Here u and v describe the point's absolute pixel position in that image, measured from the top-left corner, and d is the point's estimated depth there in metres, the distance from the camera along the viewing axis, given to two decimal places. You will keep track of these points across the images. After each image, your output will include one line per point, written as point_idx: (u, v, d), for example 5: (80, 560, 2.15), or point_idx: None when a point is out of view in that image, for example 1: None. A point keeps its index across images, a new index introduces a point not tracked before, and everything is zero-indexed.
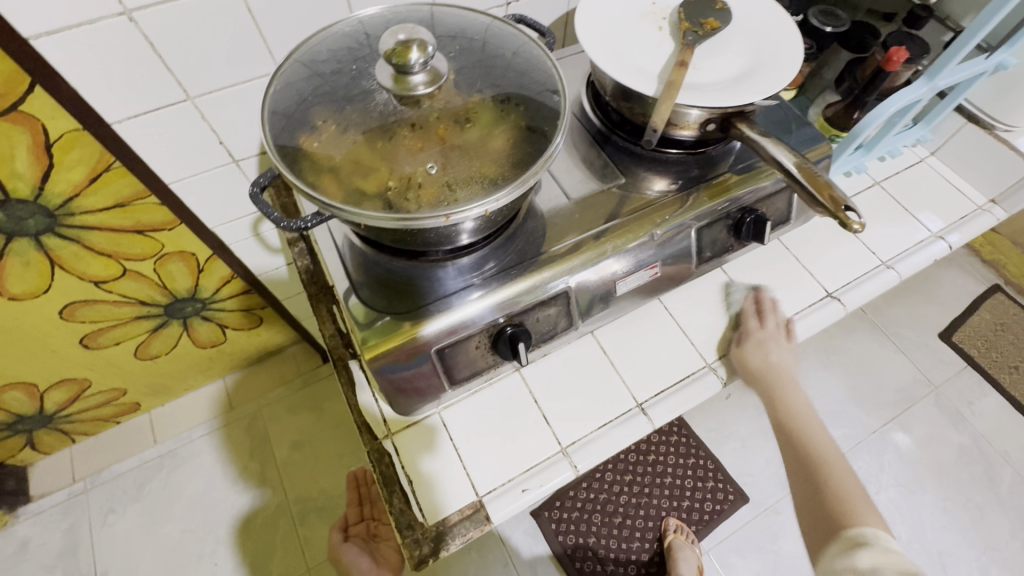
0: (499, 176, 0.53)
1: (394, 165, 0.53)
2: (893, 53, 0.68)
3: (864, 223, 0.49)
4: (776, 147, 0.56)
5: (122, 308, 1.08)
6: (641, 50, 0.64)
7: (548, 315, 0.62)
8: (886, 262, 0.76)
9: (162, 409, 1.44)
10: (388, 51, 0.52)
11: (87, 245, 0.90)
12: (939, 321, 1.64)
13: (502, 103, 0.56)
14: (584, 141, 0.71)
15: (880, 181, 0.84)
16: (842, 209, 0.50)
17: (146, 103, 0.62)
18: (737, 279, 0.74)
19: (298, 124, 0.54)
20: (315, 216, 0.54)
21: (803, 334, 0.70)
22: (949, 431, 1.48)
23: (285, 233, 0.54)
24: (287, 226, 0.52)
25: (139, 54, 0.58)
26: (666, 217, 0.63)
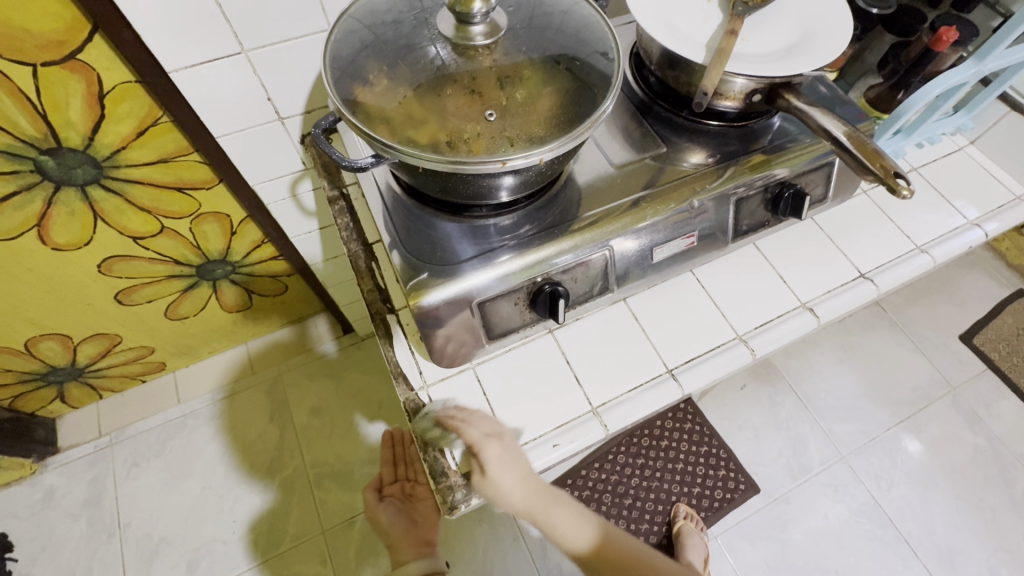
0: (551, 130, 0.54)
1: (448, 115, 0.54)
2: (942, 32, 0.68)
3: (914, 188, 0.50)
4: (824, 117, 0.56)
5: (157, 266, 1.10)
6: (688, 18, 0.64)
7: (586, 275, 0.63)
8: (920, 247, 0.76)
9: (187, 370, 1.48)
10: (452, 1, 0.55)
11: (129, 199, 0.93)
12: (960, 323, 1.64)
13: (555, 60, 0.57)
14: (626, 111, 0.72)
15: (918, 167, 0.83)
16: (891, 174, 0.51)
17: (201, 54, 0.64)
18: (770, 255, 0.74)
19: (356, 71, 0.55)
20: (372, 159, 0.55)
21: (835, 313, 0.70)
22: (965, 432, 1.48)
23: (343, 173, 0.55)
24: (344, 166, 0.54)
25: (200, 2, 0.59)
26: (704, 187, 0.64)
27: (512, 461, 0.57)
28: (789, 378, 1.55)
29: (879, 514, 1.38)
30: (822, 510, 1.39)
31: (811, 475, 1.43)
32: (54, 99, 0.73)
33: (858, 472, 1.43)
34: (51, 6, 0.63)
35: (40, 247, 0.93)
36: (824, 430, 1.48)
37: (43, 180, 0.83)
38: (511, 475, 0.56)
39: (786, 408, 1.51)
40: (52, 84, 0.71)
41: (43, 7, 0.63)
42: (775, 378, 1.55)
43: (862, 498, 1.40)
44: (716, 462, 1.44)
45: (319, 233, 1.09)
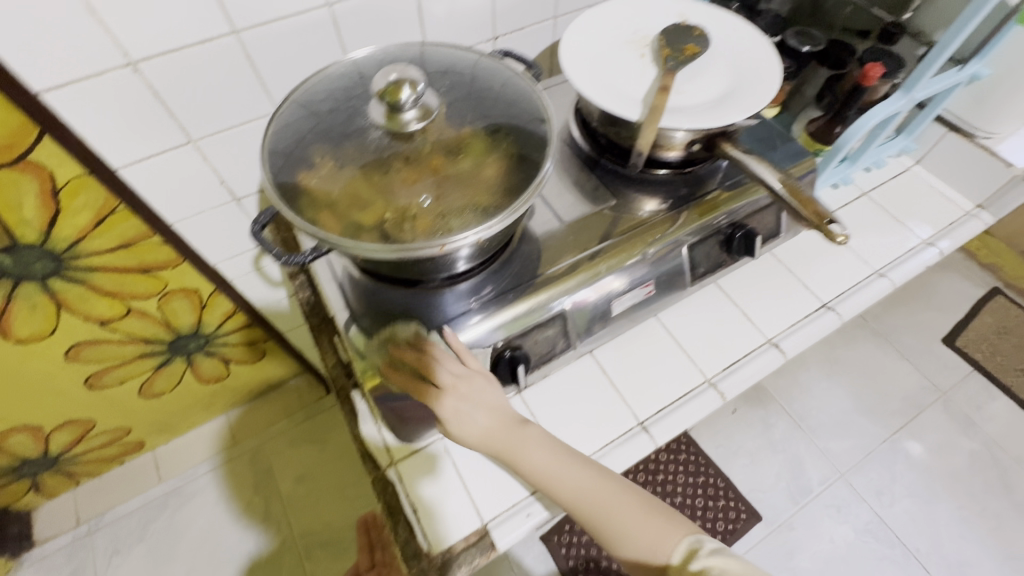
0: (491, 207, 0.56)
1: (391, 196, 0.55)
2: (868, 68, 0.70)
3: (848, 234, 0.50)
4: (759, 165, 0.58)
5: (127, 347, 1.09)
6: (625, 75, 0.66)
7: (546, 336, 0.62)
8: (879, 270, 0.77)
9: (167, 446, 1.44)
10: (381, 91, 0.55)
11: (93, 286, 0.92)
12: (941, 327, 1.66)
13: (493, 134, 0.60)
14: (575, 166, 0.73)
15: (867, 191, 0.85)
16: (825, 221, 0.51)
17: (149, 149, 0.64)
18: (733, 293, 0.74)
19: (298, 161, 0.57)
20: (314, 249, 0.55)
21: (801, 346, 0.70)
22: (960, 437, 1.48)
23: (286, 266, 0.55)
24: (288, 261, 0.54)
25: (143, 102, 0.59)
26: (657, 237, 0.65)
27: (482, 397, 0.55)
28: (779, 398, 1.54)
29: (885, 533, 1.36)
30: (827, 534, 1.36)
31: (811, 497, 1.40)
32: (7, 199, 0.73)
33: (859, 490, 1.41)
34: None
35: (2, 342, 0.92)
36: (820, 448, 1.46)
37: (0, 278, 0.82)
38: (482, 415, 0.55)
39: (779, 430, 1.49)
40: (4, 186, 0.71)
41: None
42: (765, 400, 1.54)
43: (866, 517, 1.37)
44: (714, 493, 1.41)
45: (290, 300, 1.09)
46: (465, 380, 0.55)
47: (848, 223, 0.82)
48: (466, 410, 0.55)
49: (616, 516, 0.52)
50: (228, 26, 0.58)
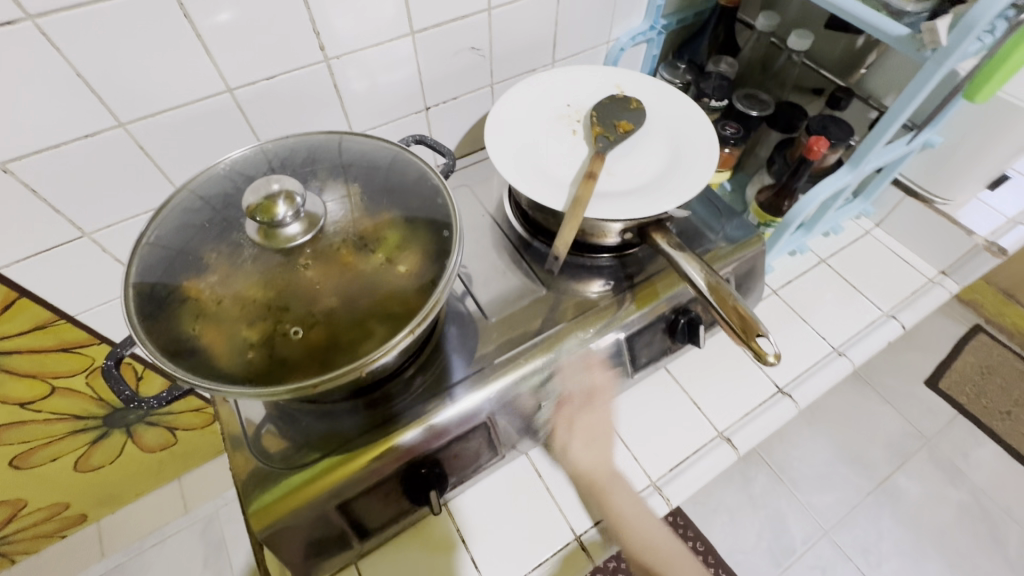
0: (394, 318, 0.51)
1: (285, 306, 0.50)
2: (814, 143, 0.64)
3: (778, 353, 0.47)
4: (689, 264, 0.54)
5: (55, 425, 1.02)
6: (552, 158, 0.62)
7: (468, 448, 0.56)
8: (837, 348, 0.72)
9: (113, 517, 1.35)
10: (252, 207, 0.48)
11: (8, 369, 0.86)
12: (924, 368, 1.61)
13: (405, 232, 0.55)
14: (507, 248, 0.68)
15: (826, 258, 0.81)
16: (755, 336, 0.47)
17: (36, 245, 0.58)
18: (682, 378, 0.69)
19: (186, 265, 0.52)
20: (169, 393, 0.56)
21: (754, 439, 0.65)
22: (948, 487, 1.42)
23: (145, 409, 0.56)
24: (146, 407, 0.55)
25: (20, 200, 0.54)
26: (592, 330, 0.59)
27: (596, 425, 0.60)
28: (759, 449, 1.48)
29: None
30: None
31: (795, 558, 1.33)
32: None
33: (845, 549, 1.34)
34: None
35: None
36: (803, 503, 1.40)
37: None
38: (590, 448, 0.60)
39: (759, 484, 1.43)
40: None
41: None
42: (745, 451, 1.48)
43: None
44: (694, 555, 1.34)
45: None
46: (598, 401, 0.60)
47: (806, 294, 0.77)
48: (579, 438, 0.60)
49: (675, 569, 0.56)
50: (111, 118, 0.53)
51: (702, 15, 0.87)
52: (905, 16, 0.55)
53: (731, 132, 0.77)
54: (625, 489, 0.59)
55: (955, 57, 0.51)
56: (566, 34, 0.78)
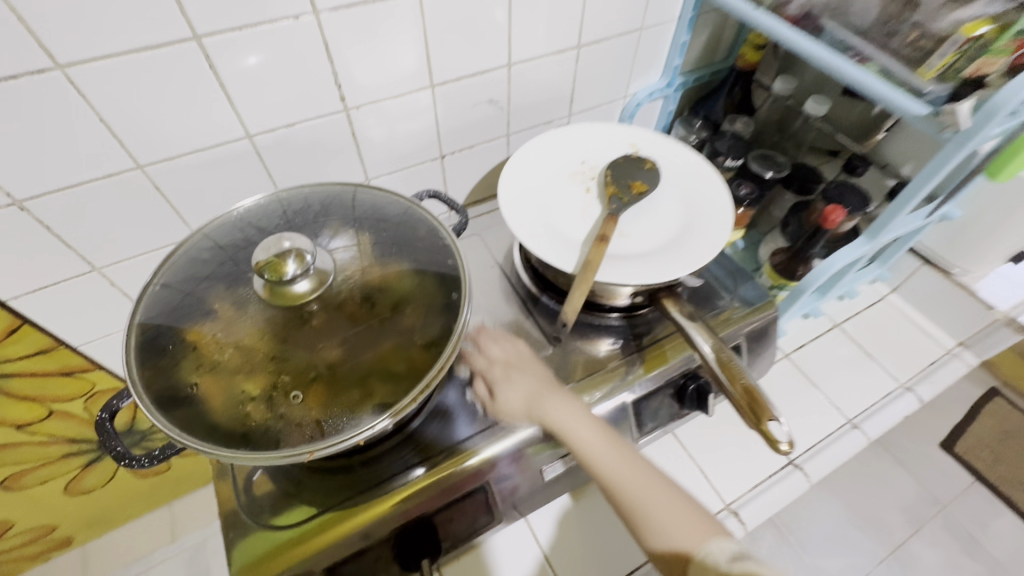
0: (391, 380, 0.50)
1: (286, 359, 0.49)
2: (828, 211, 0.65)
3: (791, 440, 0.45)
4: (702, 334, 0.52)
5: (49, 448, 1.01)
6: (565, 216, 0.62)
7: (464, 511, 0.55)
8: (851, 420, 0.69)
9: (100, 541, 1.33)
10: (262, 264, 0.48)
11: (7, 392, 0.86)
12: (940, 430, 1.56)
13: (413, 287, 0.54)
14: (515, 301, 0.67)
15: (840, 323, 0.79)
16: (767, 420, 0.45)
17: (45, 280, 0.59)
18: (689, 444, 0.66)
19: (190, 313, 0.51)
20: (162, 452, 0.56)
21: (763, 514, 0.62)
22: (964, 559, 1.36)
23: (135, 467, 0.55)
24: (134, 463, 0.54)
25: (33, 236, 0.54)
26: (600, 392, 0.58)
27: (518, 383, 0.55)
28: None
29: None
30: None
31: None
32: None
33: None
34: None
35: None
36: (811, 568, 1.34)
37: None
38: (514, 390, 0.55)
39: (766, 544, 1.37)
40: None
41: None
42: None
43: None
44: None
45: None
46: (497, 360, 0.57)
47: (819, 360, 0.75)
48: (511, 387, 0.55)
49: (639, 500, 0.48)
50: (132, 160, 0.54)
51: (718, 74, 0.88)
52: (925, 96, 0.54)
53: (745, 193, 0.77)
54: (564, 406, 0.53)
55: (977, 140, 0.50)
56: (583, 88, 0.79)
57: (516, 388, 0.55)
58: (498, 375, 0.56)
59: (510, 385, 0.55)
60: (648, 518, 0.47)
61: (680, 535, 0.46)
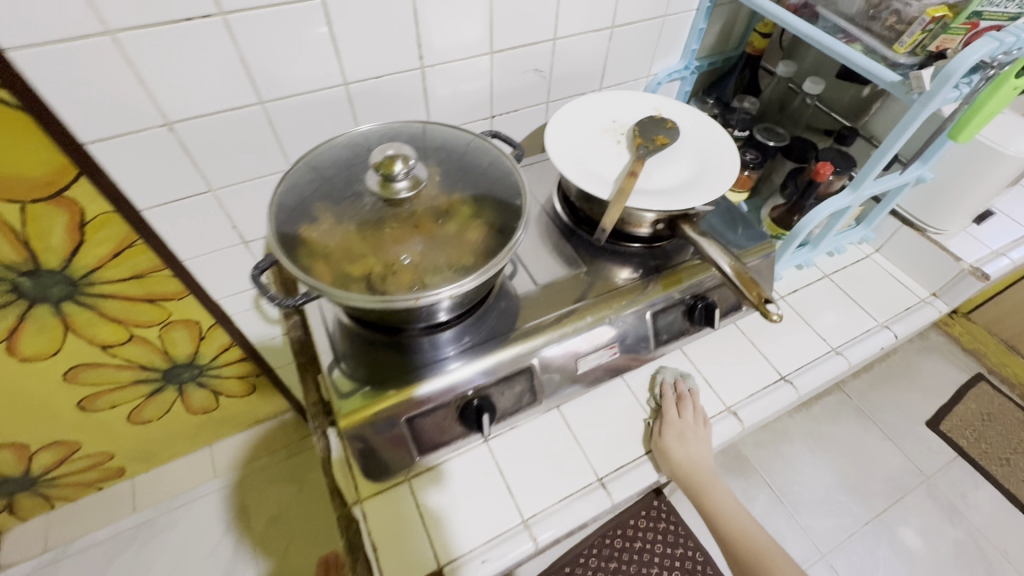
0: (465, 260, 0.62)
1: (382, 253, 0.61)
2: (819, 167, 0.77)
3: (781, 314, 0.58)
4: (713, 248, 0.64)
5: (122, 372, 1.13)
6: (600, 160, 0.74)
7: (512, 390, 0.67)
8: (835, 348, 0.81)
9: (147, 475, 1.44)
10: (377, 163, 0.63)
11: (101, 311, 0.98)
12: (926, 409, 1.67)
13: (476, 203, 0.67)
14: (553, 235, 0.80)
15: (829, 274, 0.91)
16: (763, 301, 0.58)
17: (173, 194, 0.71)
18: (696, 360, 0.79)
19: (300, 216, 0.63)
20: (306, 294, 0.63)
21: (758, 416, 0.74)
22: (945, 524, 1.46)
23: (280, 307, 0.61)
24: (282, 303, 0.61)
25: (173, 154, 0.67)
26: (624, 303, 0.71)
27: (698, 440, 0.69)
28: (762, 471, 1.53)
29: None
30: None
31: None
32: (38, 228, 0.80)
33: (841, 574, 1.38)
34: (43, 155, 0.71)
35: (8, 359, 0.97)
36: (802, 526, 1.44)
37: (18, 298, 0.88)
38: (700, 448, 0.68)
39: (760, 504, 1.48)
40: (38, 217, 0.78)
41: (35, 158, 0.71)
42: (748, 472, 1.53)
43: None
44: None
45: (285, 337, 1.13)
46: (688, 420, 0.70)
47: (810, 302, 0.87)
48: (691, 446, 0.68)
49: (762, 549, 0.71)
50: (257, 96, 0.67)
51: (729, 61, 1.01)
52: (898, 66, 0.68)
53: (750, 158, 0.89)
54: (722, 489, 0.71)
55: (937, 101, 0.62)
56: (614, 65, 0.92)
57: (693, 449, 0.68)
58: (678, 441, 0.68)
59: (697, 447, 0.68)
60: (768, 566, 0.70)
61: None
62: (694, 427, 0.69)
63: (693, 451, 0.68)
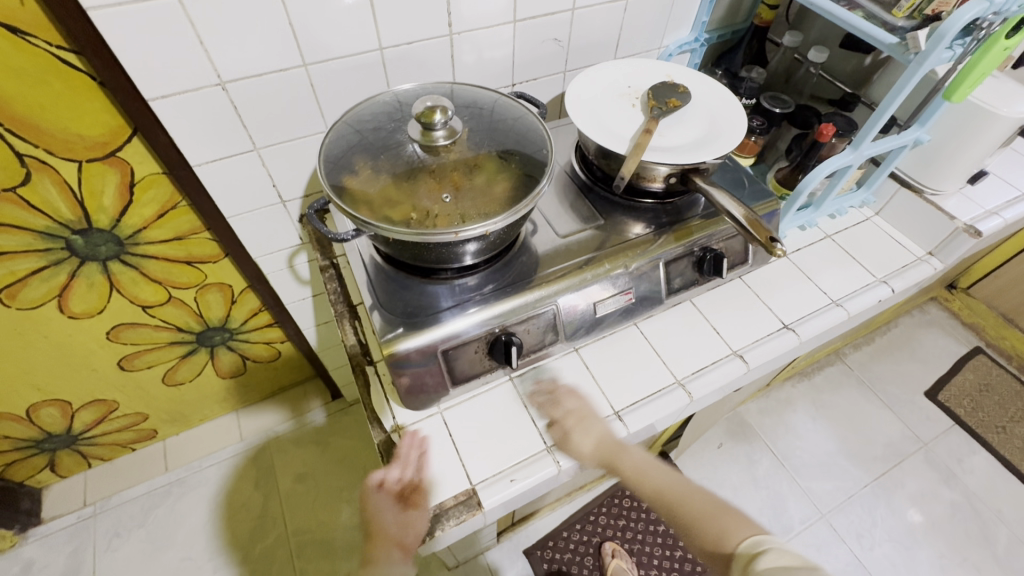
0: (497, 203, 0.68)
1: (418, 199, 0.67)
2: (821, 129, 0.82)
3: (785, 249, 0.63)
4: (723, 198, 0.70)
5: (160, 333, 1.20)
6: (616, 120, 0.80)
7: (536, 329, 0.73)
8: (835, 301, 0.87)
9: (177, 437, 1.52)
10: (418, 114, 0.69)
11: (144, 272, 1.04)
12: (925, 380, 1.72)
13: (503, 155, 0.72)
14: (572, 192, 0.86)
15: (831, 234, 0.96)
16: (769, 240, 0.64)
17: (222, 152, 0.77)
18: (704, 310, 0.85)
19: (345, 166, 0.69)
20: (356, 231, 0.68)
21: (763, 359, 0.80)
22: (941, 487, 1.52)
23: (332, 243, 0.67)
24: (333, 237, 0.66)
25: (225, 114, 0.73)
26: (639, 252, 0.76)
27: (591, 430, 0.70)
28: (765, 437, 1.59)
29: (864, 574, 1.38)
30: None
31: (792, 535, 1.43)
32: (92, 188, 0.86)
33: (840, 532, 1.44)
34: (101, 117, 0.77)
35: (58, 315, 1.03)
36: (802, 488, 1.50)
37: (70, 256, 0.95)
38: (598, 440, 0.70)
39: (763, 467, 1.54)
40: (93, 177, 0.84)
41: (95, 119, 0.77)
42: (751, 438, 1.59)
43: (846, 558, 1.40)
44: None
45: (313, 300, 1.19)
46: (573, 416, 0.72)
47: (812, 260, 0.93)
48: (578, 436, 0.70)
49: (693, 514, 0.65)
50: (301, 59, 0.72)
51: (738, 33, 1.06)
52: (896, 29, 0.72)
53: (757, 124, 0.94)
54: (641, 462, 0.68)
55: (931, 62, 0.67)
56: (628, 37, 0.97)
57: (594, 439, 0.70)
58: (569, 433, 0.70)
59: (594, 436, 0.70)
60: (711, 524, 0.63)
61: (734, 535, 0.61)
62: (583, 418, 0.71)
63: (587, 445, 0.69)
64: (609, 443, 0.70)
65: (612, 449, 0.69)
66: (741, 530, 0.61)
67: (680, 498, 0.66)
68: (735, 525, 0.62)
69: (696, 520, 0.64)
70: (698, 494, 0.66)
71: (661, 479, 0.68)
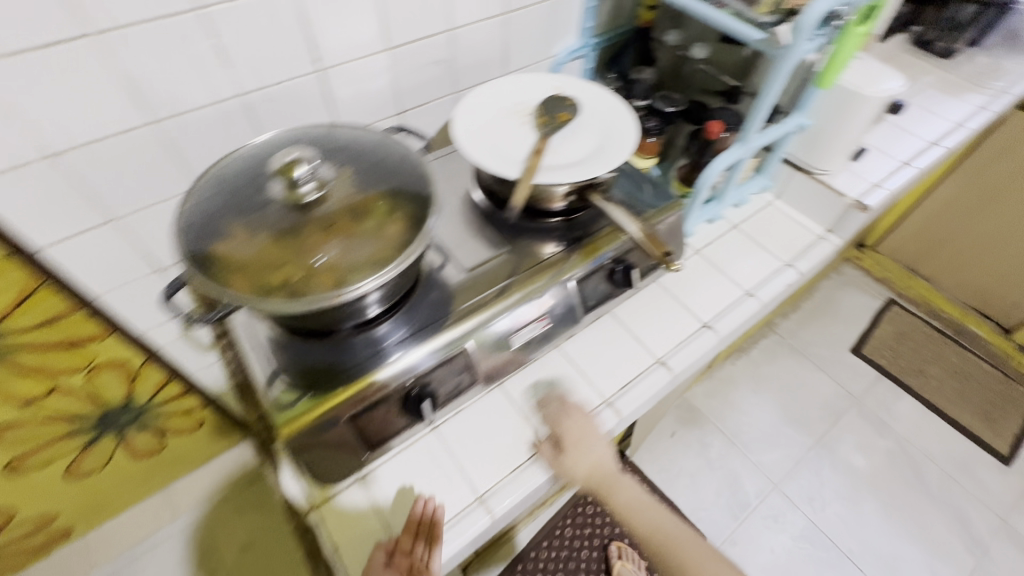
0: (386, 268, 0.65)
1: (294, 261, 0.61)
2: (709, 127, 0.84)
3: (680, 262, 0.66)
4: (619, 214, 0.70)
5: (50, 427, 1.06)
6: (507, 140, 0.77)
7: (454, 373, 0.69)
8: (748, 291, 0.88)
9: (99, 530, 1.37)
10: (280, 170, 0.63)
11: (15, 365, 0.91)
12: (849, 337, 1.83)
13: (386, 198, 0.68)
14: (478, 219, 0.83)
15: (738, 224, 0.98)
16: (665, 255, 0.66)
17: (71, 229, 0.68)
18: (625, 320, 0.84)
19: (207, 234, 0.62)
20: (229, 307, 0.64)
21: (686, 362, 0.79)
22: (876, 438, 1.61)
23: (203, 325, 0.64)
24: (200, 320, 0.64)
25: (64, 188, 0.64)
26: (551, 274, 0.74)
27: (595, 441, 0.71)
28: (713, 418, 1.63)
29: (819, 536, 1.44)
30: (768, 544, 1.42)
31: (750, 510, 1.47)
32: None
33: (793, 498, 1.49)
34: None
35: None
36: (754, 462, 1.55)
37: None
38: (602, 454, 0.71)
39: (715, 448, 1.58)
40: None
41: None
42: (701, 421, 1.63)
43: (802, 523, 1.45)
44: None
45: None
46: (579, 429, 0.70)
47: (722, 252, 0.94)
48: (591, 444, 0.70)
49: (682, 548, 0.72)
50: (150, 115, 0.65)
51: (624, 35, 1.06)
52: (761, 26, 0.74)
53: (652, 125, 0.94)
54: (628, 487, 0.75)
55: (797, 52, 0.69)
56: (514, 51, 0.95)
57: (595, 450, 0.70)
58: (576, 449, 0.69)
59: (598, 451, 0.71)
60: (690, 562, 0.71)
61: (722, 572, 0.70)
62: (583, 430, 0.70)
63: (583, 467, 0.69)
64: (597, 467, 0.71)
65: (604, 474, 0.72)
66: (721, 568, 0.70)
67: (649, 525, 0.74)
68: (727, 565, 0.70)
69: (682, 558, 0.71)
70: (659, 514, 0.75)
71: (637, 506, 0.75)
